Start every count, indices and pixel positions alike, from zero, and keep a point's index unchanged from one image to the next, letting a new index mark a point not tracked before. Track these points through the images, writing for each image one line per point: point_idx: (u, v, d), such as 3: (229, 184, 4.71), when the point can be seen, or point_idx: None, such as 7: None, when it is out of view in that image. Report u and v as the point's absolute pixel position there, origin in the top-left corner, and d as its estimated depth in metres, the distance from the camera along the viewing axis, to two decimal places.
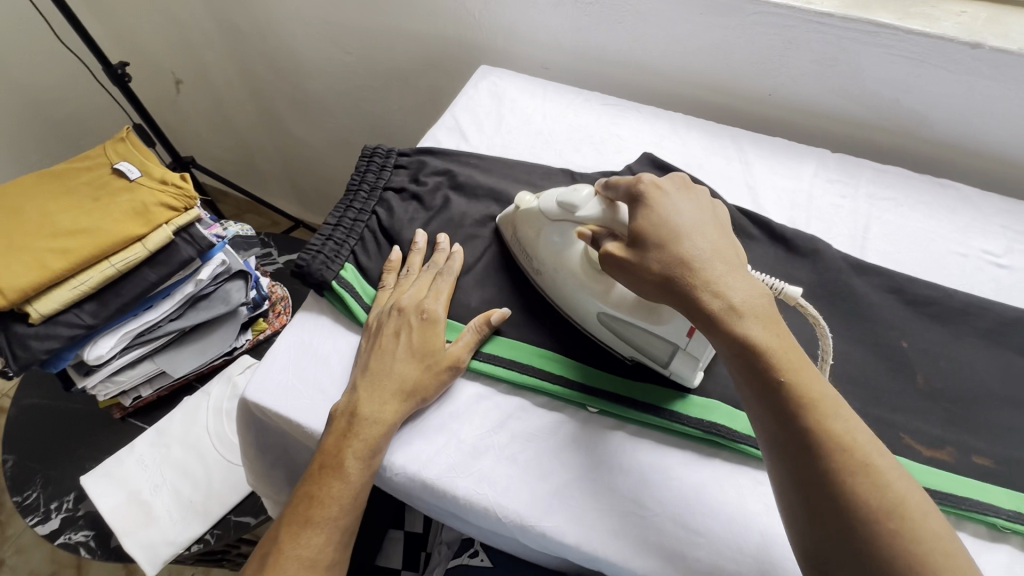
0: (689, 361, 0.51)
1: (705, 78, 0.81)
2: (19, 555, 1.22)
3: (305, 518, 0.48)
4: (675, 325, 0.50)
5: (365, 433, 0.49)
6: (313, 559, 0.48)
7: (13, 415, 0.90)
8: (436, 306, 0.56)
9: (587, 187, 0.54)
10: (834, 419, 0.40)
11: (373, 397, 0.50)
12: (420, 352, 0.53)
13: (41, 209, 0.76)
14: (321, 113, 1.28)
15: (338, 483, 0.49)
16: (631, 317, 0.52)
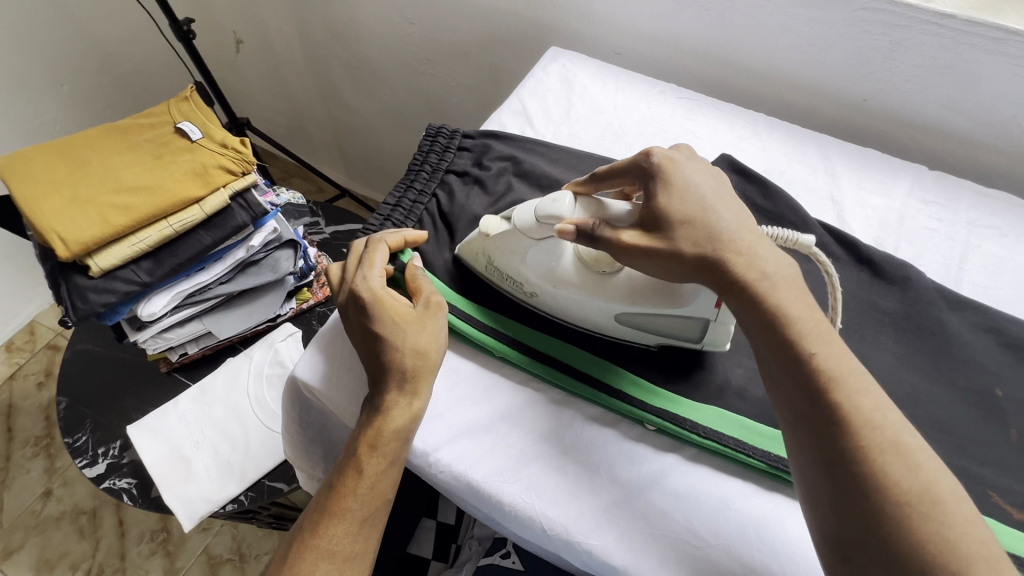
0: (721, 330, 0.51)
1: (794, 77, 0.75)
2: (65, 487, 1.30)
3: (329, 509, 0.47)
4: (701, 303, 0.48)
5: (383, 424, 0.47)
6: (342, 552, 0.47)
7: (68, 358, 0.93)
8: (372, 284, 0.50)
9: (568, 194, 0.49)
10: (860, 397, 0.37)
11: (382, 382, 0.48)
12: (375, 334, 0.49)
13: (105, 163, 0.77)
14: (378, 83, 1.26)
15: (364, 477, 0.47)
16: (655, 304, 0.50)
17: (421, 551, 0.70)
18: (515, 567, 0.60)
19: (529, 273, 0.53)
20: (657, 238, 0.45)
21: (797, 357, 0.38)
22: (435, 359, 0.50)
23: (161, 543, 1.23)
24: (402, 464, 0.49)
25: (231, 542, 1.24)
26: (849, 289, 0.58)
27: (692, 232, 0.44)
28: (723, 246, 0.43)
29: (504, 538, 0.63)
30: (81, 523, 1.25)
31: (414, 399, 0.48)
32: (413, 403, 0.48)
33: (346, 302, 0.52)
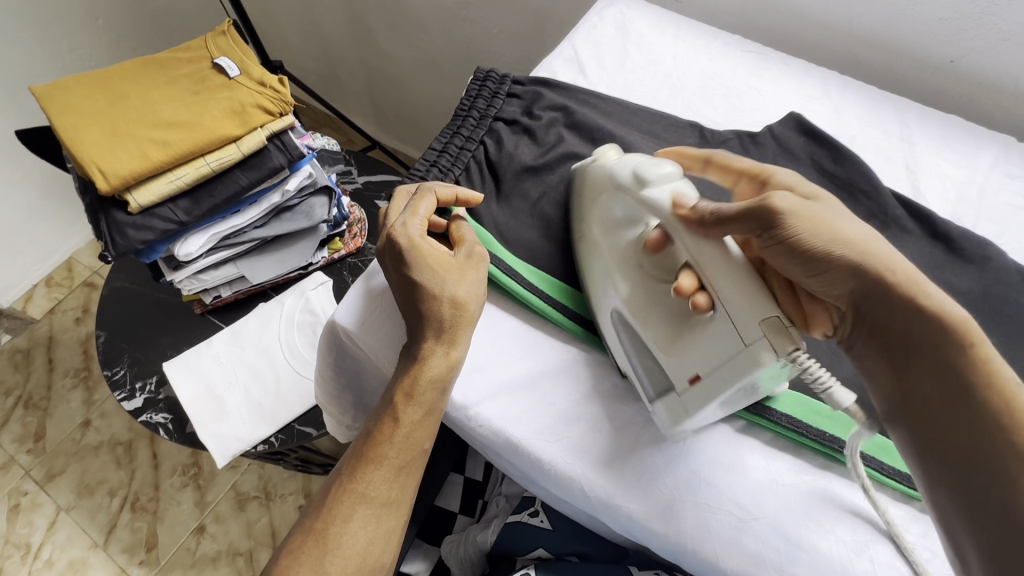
0: (677, 408, 0.43)
1: (873, 32, 0.69)
2: (102, 419, 1.35)
3: (365, 455, 0.47)
4: (682, 360, 0.43)
5: (421, 371, 0.46)
6: (381, 500, 0.47)
7: (106, 294, 0.95)
8: (412, 232, 0.49)
9: (672, 166, 0.48)
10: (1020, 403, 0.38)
11: (421, 332, 0.47)
12: (413, 284, 0.47)
13: (143, 96, 0.75)
14: (415, 28, 1.20)
15: (401, 426, 0.47)
16: (661, 334, 0.45)
17: (448, 504, 0.71)
18: (543, 526, 0.60)
19: (596, 216, 0.51)
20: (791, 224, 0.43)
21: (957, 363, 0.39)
22: (473, 314, 0.48)
23: (192, 477, 1.29)
24: (437, 414, 0.48)
25: (258, 481, 1.29)
26: (921, 265, 0.54)
27: (852, 245, 0.42)
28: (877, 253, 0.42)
29: (532, 497, 0.63)
30: (117, 453, 1.31)
31: (453, 351, 0.47)
32: (450, 354, 0.47)
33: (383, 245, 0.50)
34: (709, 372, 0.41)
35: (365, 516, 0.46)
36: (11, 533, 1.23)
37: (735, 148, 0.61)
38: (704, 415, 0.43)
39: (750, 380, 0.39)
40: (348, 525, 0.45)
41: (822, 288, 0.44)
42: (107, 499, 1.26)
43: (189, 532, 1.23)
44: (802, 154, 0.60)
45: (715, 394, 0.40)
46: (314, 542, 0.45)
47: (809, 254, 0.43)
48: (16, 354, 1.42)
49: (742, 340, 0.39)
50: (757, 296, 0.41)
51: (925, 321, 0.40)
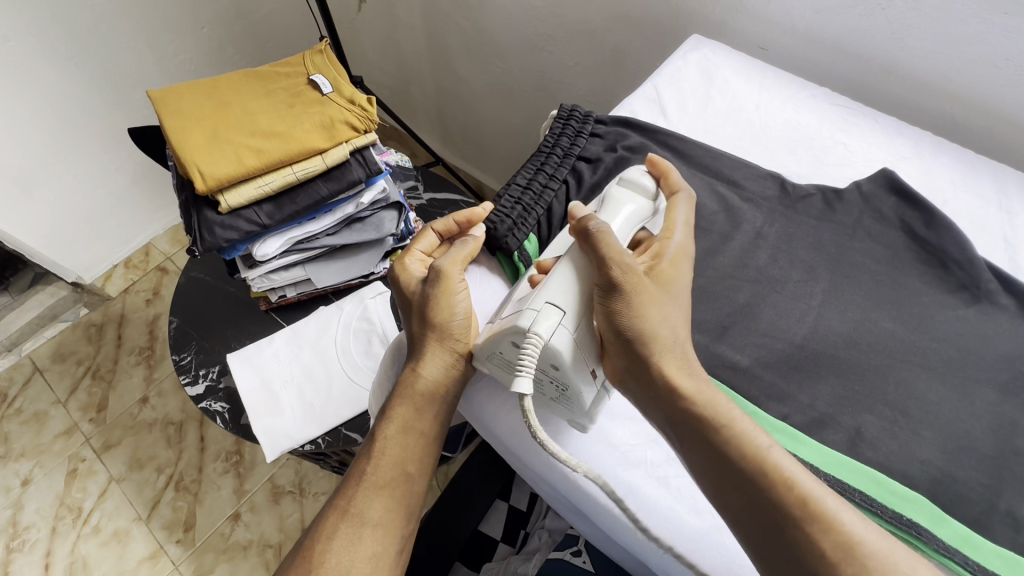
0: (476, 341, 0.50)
1: (973, 95, 0.66)
2: (159, 397, 1.43)
3: (355, 473, 0.52)
4: (498, 315, 0.49)
5: (403, 387, 0.52)
6: (362, 517, 0.50)
7: (183, 283, 1.01)
8: (407, 266, 0.59)
9: (628, 207, 0.53)
10: (825, 504, 0.39)
11: (411, 355, 0.54)
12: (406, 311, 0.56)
13: (242, 106, 0.81)
14: (492, 55, 1.25)
15: (380, 444, 0.52)
16: (503, 304, 0.50)
17: (491, 531, 0.70)
18: (585, 567, 0.59)
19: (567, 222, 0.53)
20: (628, 293, 0.46)
21: (753, 476, 0.41)
22: (447, 332, 0.51)
23: (233, 464, 1.34)
24: (419, 435, 0.53)
25: (294, 476, 1.33)
26: (1017, 347, 0.50)
27: (650, 338, 0.45)
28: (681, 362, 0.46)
29: (575, 536, 0.62)
30: (168, 432, 1.38)
31: (420, 367, 0.52)
32: (419, 371, 0.51)
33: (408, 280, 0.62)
34: (505, 317, 0.46)
35: (347, 534, 0.49)
36: (66, 496, 1.31)
37: (818, 204, 0.60)
38: (491, 355, 0.48)
39: (511, 338, 0.44)
40: (332, 541, 0.49)
41: (618, 354, 0.47)
42: (154, 475, 1.33)
43: (224, 518, 1.27)
44: (890, 215, 0.58)
45: (497, 336, 0.46)
46: (304, 558, 0.49)
47: (616, 322, 0.46)
48: (90, 327, 1.52)
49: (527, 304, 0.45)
50: (556, 295, 0.45)
51: (717, 436, 0.42)
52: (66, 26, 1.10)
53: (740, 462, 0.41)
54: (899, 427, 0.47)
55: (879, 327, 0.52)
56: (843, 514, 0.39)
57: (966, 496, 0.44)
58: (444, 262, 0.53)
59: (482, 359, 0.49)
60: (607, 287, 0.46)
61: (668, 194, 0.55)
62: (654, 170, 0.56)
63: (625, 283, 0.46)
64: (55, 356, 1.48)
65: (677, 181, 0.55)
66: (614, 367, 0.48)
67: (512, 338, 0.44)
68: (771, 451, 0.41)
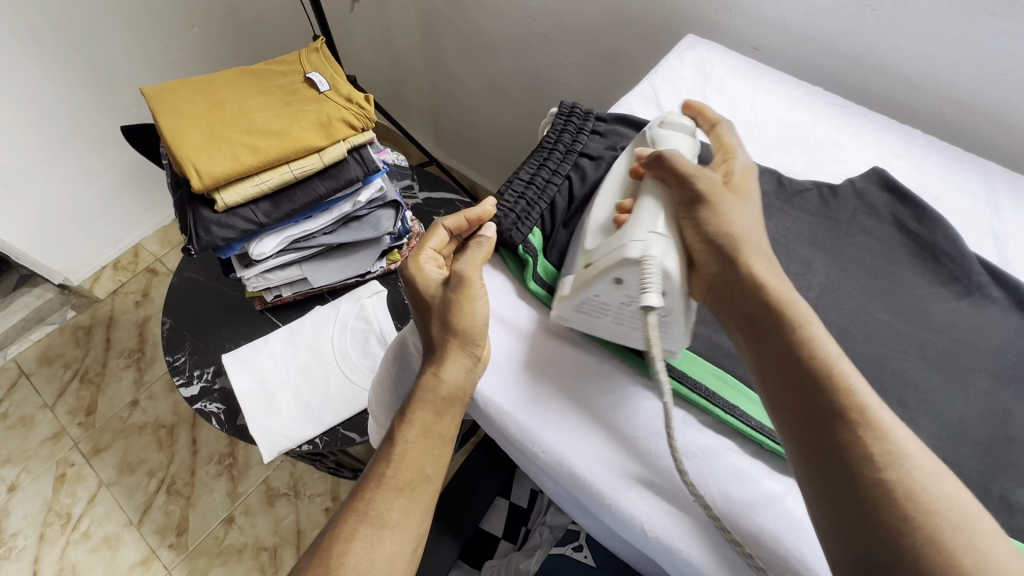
0: (564, 288, 0.50)
1: (962, 95, 0.68)
2: (150, 400, 1.41)
3: (373, 475, 0.52)
4: (587, 257, 0.50)
5: (422, 390, 0.52)
6: (381, 519, 0.50)
7: (176, 283, 1.00)
8: (421, 266, 0.57)
9: (682, 140, 0.56)
10: (881, 414, 0.40)
11: (429, 358, 0.53)
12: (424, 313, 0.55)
13: (238, 103, 0.80)
14: (487, 55, 1.25)
15: (398, 446, 0.52)
16: (586, 242, 0.51)
17: (492, 528, 0.70)
18: (587, 562, 0.59)
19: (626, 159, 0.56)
20: (709, 203, 0.50)
21: (822, 377, 0.42)
22: (467, 338, 0.51)
23: (226, 467, 1.32)
24: (437, 437, 0.53)
25: (289, 478, 1.31)
26: (1007, 337, 0.52)
27: (733, 239, 0.49)
28: (762, 264, 0.49)
29: (578, 530, 0.62)
30: (160, 435, 1.36)
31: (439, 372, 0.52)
32: (440, 374, 0.51)
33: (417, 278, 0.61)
34: (598, 258, 0.48)
35: (366, 536, 0.49)
36: (54, 502, 1.28)
37: (813, 200, 0.61)
38: (585, 302, 0.48)
39: (618, 274, 0.45)
40: (351, 543, 0.49)
41: (704, 263, 0.49)
42: (144, 479, 1.31)
43: (218, 521, 1.26)
44: (884, 210, 0.59)
45: (595, 277, 0.47)
46: (321, 561, 0.49)
47: (701, 227, 0.49)
48: (78, 329, 1.50)
49: (626, 237, 0.47)
50: (652, 223, 0.48)
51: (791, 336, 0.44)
52: (55, 23, 1.09)
53: (809, 366, 0.43)
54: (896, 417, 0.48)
55: (875, 320, 0.53)
56: (896, 429, 0.40)
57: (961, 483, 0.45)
58: (464, 265, 0.53)
59: (570, 310, 0.50)
60: (690, 201, 0.50)
61: (709, 126, 0.60)
62: (691, 112, 0.62)
63: (705, 196, 0.50)
64: (42, 359, 1.45)
65: (714, 114, 0.60)
66: (703, 279, 0.50)
67: (618, 272, 0.45)
68: (837, 360, 0.43)
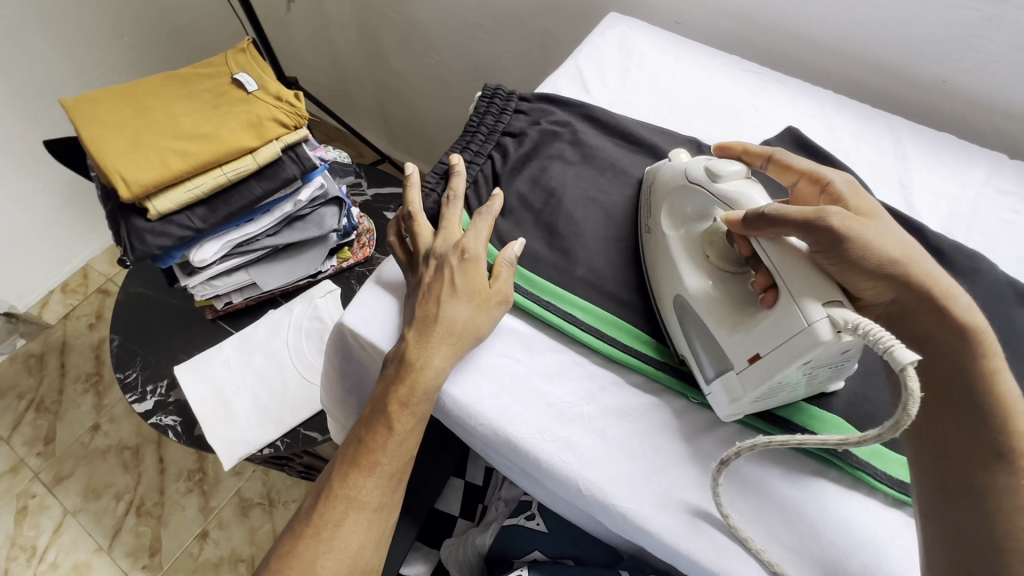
0: (733, 385, 0.45)
1: (868, 54, 0.71)
2: (111, 423, 1.37)
3: (357, 462, 0.49)
4: (742, 341, 0.45)
5: (413, 381, 0.48)
6: (367, 502, 0.49)
7: (122, 299, 0.98)
8: (476, 245, 0.53)
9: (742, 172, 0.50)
10: None
11: (413, 338, 0.49)
12: (465, 292, 0.50)
13: (164, 109, 0.79)
14: (426, 47, 1.25)
15: (385, 432, 0.49)
16: (717, 321, 0.47)
17: (448, 508, 0.71)
18: (540, 529, 0.61)
19: (668, 217, 0.53)
20: (851, 239, 0.42)
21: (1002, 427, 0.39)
22: (476, 335, 0.50)
23: (197, 482, 1.30)
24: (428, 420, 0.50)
25: (262, 488, 1.30)
26: None
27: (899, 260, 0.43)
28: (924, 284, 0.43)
29: (529, 501, 0.64)
30: (124, 457, 1.33)
31: (422, 360, 0.48)
32: (433, 363, 0.48)
33: (440, 252, 0.53)
34: (770, 351, 0.42)
35: (358, 520, 0.49)
36: (18, 535, 1.24)
37: None
38: (765, 393, 0.44)
39: (807, 357, 0.40)
40: (340, 528, 0.48)
41: (868, 296, 0.44)
42: (112, 503, 1.28)
43: (192, 537, 1.24)
44: None
45: (779, 369, 0.41)
46: (307, 540, 0.49)
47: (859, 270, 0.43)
48: (30, 358, 1.45)
49: (804, 318, 0.40)
50: (799, 284, 0.42)
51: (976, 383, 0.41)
52: None
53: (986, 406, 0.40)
54: None
55: None
56: None
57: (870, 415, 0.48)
58: (504, 283, 0.52)
59: (748, 403, 0.45)
60: (830, 245, 0.42)
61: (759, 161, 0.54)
62: (731, 150, 0.56)
63: (849, 231, 0.42)
64: None
65: (762, 148, 0.53)
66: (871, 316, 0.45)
67: (807, 357, 0.40)
68: (1019, 404, 0.40)
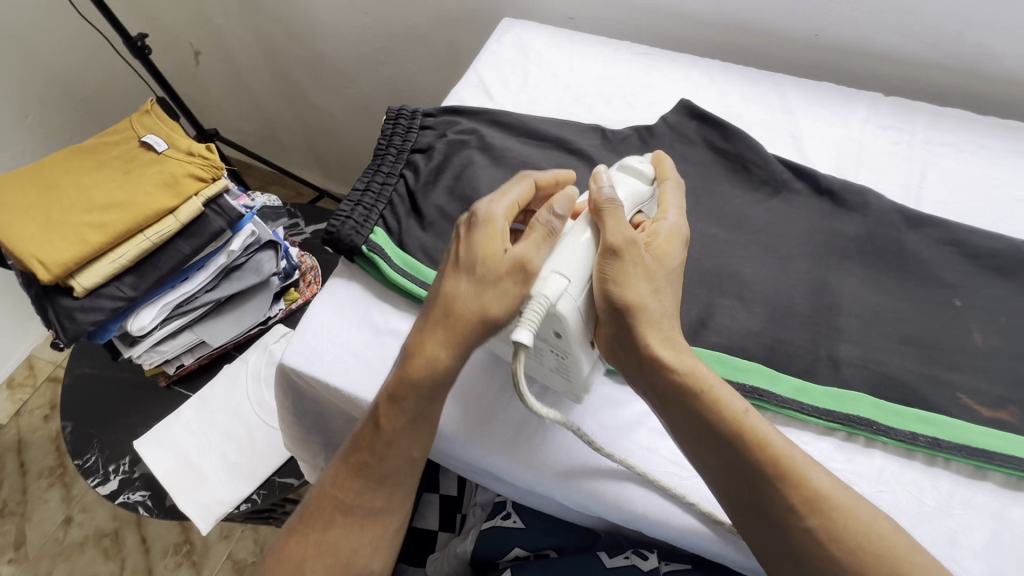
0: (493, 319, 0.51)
1: (744, 21, 0.76)
2: (85, 513, 1.32)
3: (353, 461, 0.49)
4: None
5: (411, 373, 0.47)
6: (360, 505, 0.49)
7: (69, 383, 0.94)
8: (496, 210, 0.48)
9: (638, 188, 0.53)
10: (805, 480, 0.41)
11: (421, 325, 0.48)
12: (472, 263, 0.47)
13: (75, 184, 0.78)
14: (341, 78, 1.26)
15: (382, 429, 0.48)
16: None
17: (428, 524, 0.72)
18: (517, 526, 0.62)
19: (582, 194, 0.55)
20: (627, 256, 0.46)
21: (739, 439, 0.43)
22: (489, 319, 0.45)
23: (185, 555, 1.26)
24: (433, 417, 0.48)
25: (254, 546, 1.27)
26: (813, 221, 0.59)
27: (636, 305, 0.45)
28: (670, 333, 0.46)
29: (504, 500, 0.64)
30: (105, 545, 1.28)
31: (425, 349, 0.47)
32: (431, 354, 0.46)
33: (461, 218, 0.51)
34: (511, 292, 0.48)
35: (346, 523, 0.49)
36: None
37: (635, 144, 0.66)
38: (500, 335, 0.50)
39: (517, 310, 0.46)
40: (328, 530, 0.49)
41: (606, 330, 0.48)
42: None
43: None
44: (695, 137, 0.66)
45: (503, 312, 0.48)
46: (299, 534, 0.50)
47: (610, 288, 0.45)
48: None
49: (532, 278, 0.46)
50: (576, 261, 0.46)
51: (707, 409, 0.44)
52: None
53: (725, 432, 0.43)
54: (736, 312, 0.54)
55: (705, 235, 0.58)
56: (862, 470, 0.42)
57: (796, 353, 0.51)
58: (524, 248, 0.46)
59: (491, 341, 0.51)
60: (612, 253, 0.46)
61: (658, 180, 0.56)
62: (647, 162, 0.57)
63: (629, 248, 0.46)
64: None
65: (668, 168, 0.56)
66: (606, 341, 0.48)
67: (518, 309, 0.46)
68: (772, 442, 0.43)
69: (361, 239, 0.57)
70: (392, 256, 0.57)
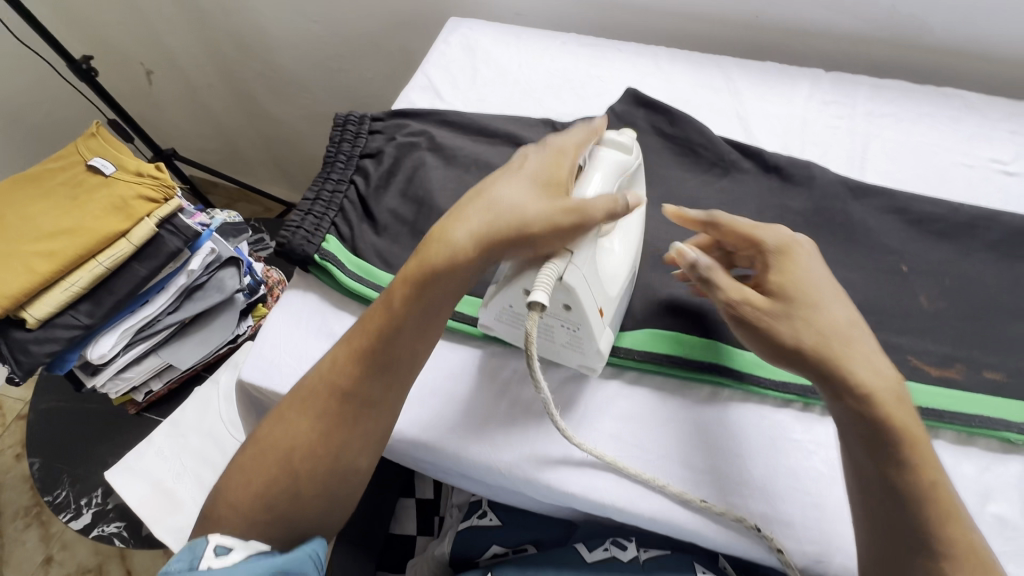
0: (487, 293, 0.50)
1: (686, 7, 0.77)
2: (65, 550, 1.28)
3: (358, 349, 0.46)
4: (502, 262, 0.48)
5: (430, 256, 0.45)
6: (354, 396, 0.45)
7: (32, 419, 0.91)
8: (567, 155, 0.50)
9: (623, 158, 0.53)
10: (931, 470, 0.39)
11: (449, 218, 0.47)
12: (541, 185, 0.47)
13: (21, 213, 0.75)
14: (298, 89, 1.24)
15: (392, 310, 0.46)
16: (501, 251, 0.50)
17: (406, 529, 0.71)
18: (493, 524, 0.62)
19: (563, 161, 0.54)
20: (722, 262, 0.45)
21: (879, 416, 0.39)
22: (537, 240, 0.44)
23: None
24: (446, 304, 0.46)
25: None
26: (762, 198, 0.60)
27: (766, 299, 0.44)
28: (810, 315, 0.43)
29: (479, 499, 0.65)
30: None
31: (450, 234, 0.45)
32: (454, 240, 0.45)
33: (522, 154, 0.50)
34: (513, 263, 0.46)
35: (335, 416, 0.45)
36: None
37: None
38: (503, 312, 0.48)
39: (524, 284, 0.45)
40: (310, 420, 0.45)
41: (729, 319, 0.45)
42: None
43: None
44: (643, 124, 0.66)
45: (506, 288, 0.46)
46: (280, 423, 0.45)
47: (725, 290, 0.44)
48: None
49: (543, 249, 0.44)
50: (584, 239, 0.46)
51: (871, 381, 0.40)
52: None
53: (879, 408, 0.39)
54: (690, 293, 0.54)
55: None
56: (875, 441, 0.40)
57: None
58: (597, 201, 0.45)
59: (492, 319, 0.50)
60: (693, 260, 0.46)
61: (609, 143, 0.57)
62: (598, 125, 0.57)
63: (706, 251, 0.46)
64: None
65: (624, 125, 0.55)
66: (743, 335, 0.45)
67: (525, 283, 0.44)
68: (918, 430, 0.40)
69: (313, 247, 0.56)
70: (345, 261, 0.57)
